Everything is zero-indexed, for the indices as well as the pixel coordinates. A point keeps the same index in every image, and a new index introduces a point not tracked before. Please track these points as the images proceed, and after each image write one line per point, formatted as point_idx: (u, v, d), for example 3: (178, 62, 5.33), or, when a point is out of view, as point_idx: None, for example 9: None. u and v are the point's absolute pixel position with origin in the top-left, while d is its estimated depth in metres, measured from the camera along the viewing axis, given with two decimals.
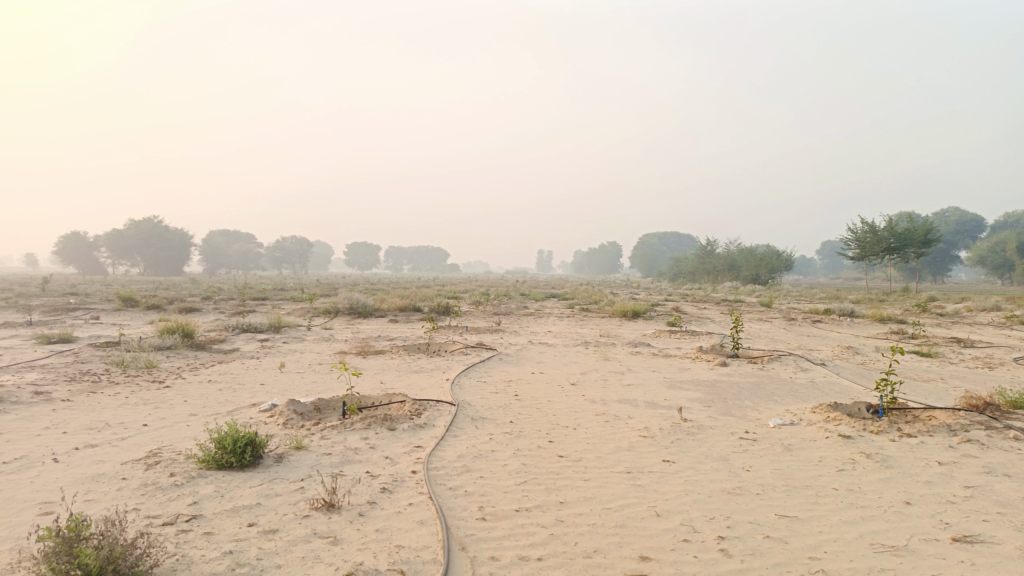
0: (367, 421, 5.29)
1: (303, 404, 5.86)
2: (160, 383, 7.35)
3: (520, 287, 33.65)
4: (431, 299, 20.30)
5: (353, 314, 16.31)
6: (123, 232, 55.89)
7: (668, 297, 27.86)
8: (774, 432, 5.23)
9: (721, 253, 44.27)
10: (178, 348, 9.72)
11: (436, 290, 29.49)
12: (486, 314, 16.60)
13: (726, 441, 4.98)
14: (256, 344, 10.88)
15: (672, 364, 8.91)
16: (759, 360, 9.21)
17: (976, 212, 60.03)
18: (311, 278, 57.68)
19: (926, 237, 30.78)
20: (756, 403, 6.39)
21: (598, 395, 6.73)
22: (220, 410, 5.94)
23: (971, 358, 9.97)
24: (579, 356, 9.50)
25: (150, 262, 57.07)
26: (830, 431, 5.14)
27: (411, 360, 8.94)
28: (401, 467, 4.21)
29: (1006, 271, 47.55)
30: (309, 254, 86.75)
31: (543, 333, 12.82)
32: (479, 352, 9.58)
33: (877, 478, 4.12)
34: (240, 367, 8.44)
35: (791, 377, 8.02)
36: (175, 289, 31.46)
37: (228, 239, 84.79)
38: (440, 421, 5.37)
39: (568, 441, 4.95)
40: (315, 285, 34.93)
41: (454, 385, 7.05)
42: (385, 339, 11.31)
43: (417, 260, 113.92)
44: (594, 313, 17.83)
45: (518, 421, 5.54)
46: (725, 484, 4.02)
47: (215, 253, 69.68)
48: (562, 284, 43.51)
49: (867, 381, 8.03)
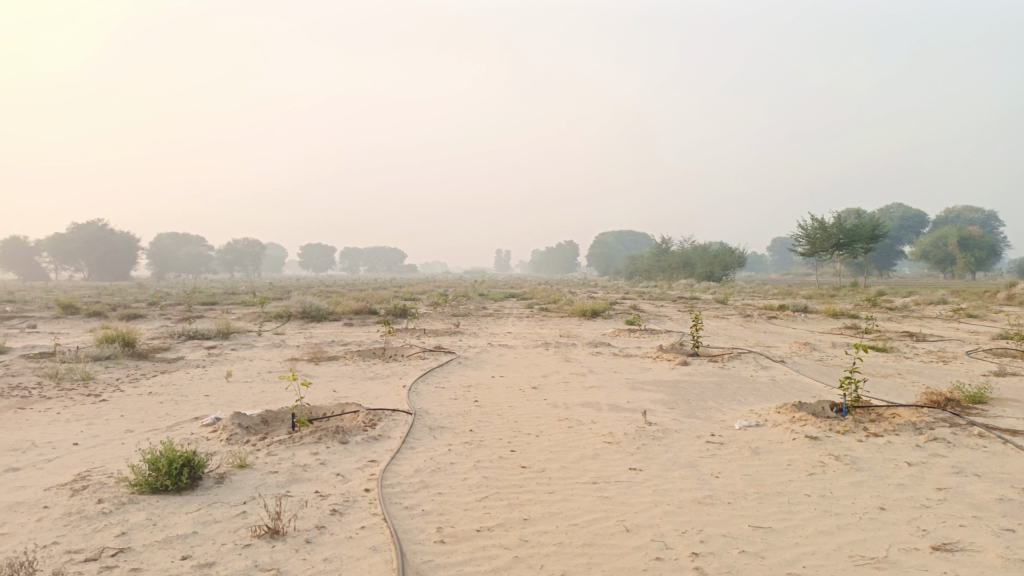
0: (317, 434, 4.99)
1: (249, 417, 5.53)
2: (95, 396, 6.90)
3: (479, 287, 33.42)
4: (387, 301, 19.90)
5: (307, 318, 15.86)
6: (65, 235, 53.85)
7: (625, 295, 27.92)
8: (740, 434, 5.10)
9: (676, 251, 44.68)
10: (119, 357, 9.22)
11: (393, 291, 29.04)
12: (444, 315, 16.32)
13: (693, 445, 4.83)
14: (202, 351, 10.40)
15: (633, 364, 8.78)
16: (720, 359, 9.14)
17: (919, 209, 61.86)
18: (265, 281, 56.54)
19: (874, 233, 31.49)
20: (720, 404, 6.28)
21: (560, 398, 6.53)
22: (159, 426, 5.55)
23: (925, 353, 10.08)
24: (539, 358, 9.31)
25: (94, 266, 55.10)
26: (797, 432, 5.03)
27: (366, 366, 8.62)
28: (354, 485, 3.94)
29: (948, 266, 49.08)
30: (262, 256, 85.07)
31: (502, 334, 12.59)
32: (437, 356, 9.31)
33: (848, 483, 3.99)
34: (184, 377, 8.02)
35: (752, 376, 7.95)
36: (120, 294, 30.26)
37: (177, 241, 82.61)
38: (395, 432, 5.11)
39: (531, 450, 4.74)
40: (268, 288, 34.19)
41: (411, 392, 6.78)
42: (339, 344, 10.94)
43: (374, 261, 112.75)
44: (553, 312, 17.69)
45: (477, 430, 5.30)
46: (695, 493, 3.85)
47: (164, 257, 67.79)
48: (519, 284, 43.43)
49: (828, 378, 8.01)
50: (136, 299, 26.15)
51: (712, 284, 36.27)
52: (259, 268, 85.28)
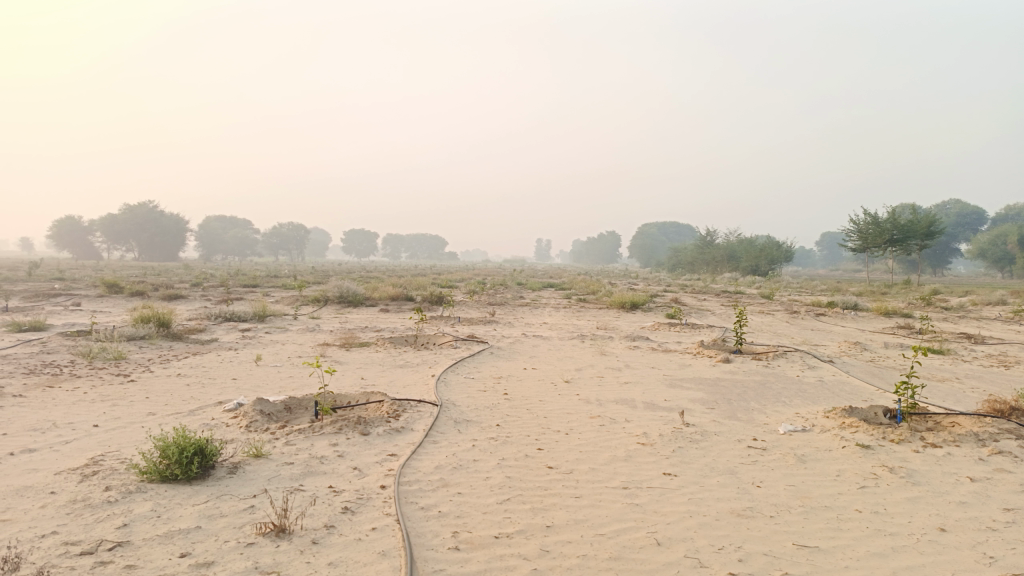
0: (338, 423, 4.82)
1: (272, 403, 5.40)
2: (125, 377, 6.87)
3: (519, 276, 33.12)
4: (424, 288, 19.78)
5: (343, 303, 15.83)
6: (117, 216, 55.18)
7: (667, 288, 27.36)
8: (784, 440, 4.77)
9: (721, 243, 43.77)
10: (153, 338, 9.24)
11: (431, 278, 28.98)
12: (480, 304, 16.14)
13: (732, 450, 4.53)
14: (236, 334, 10.39)
15: (672, 360, 8.45)
16: (764, 357, 8.75)
17: (977, 206, 59.53)
18: (307, 265, 57.32)
19: (929, 229, 30.30)
20: (763, 405, 5.93)
21: (594, 394, 6.26)
22: (182, 410, 5.46)
23: (985, 356, 9.51)
24: (574, 351, 9.03)
25: (144, 246, 56.41)
26: (847, 440, 4.67)
27: (397, 353, 8.46)
28: (369, 481, 3.74)
29: (1006, 265, 47.14)
30: (306, 240, 86.22)
31: (537, 325, 12.33)
32: (469, 346, 9.11)
33: (904, 499, 3.65)
34: (214, 360, 7.97)
35: (798, 376, 7.56)
36: (167, 275, 30.72)
37: (225, 224, 84.23)
38: (419, 425, 4.90)
39: (559, 449, 4.49)
40: (310, 272, 34.48)
41: (440, 382, 6.59)
42: (372, 330, 10.83)
43: (415, 248, 113.49)
44: (591, 303, 17.37)
45: (505, 425, 5.08)
46: (734, 504, 3.55)
47: (212, 240, 69.08)
48: (558, 275, 43.08)
49: (880, 380, 7.58)
50: (181, 280, 26.54)
51: (757, 279, 35.41)
52: (303, 252, 86.40)
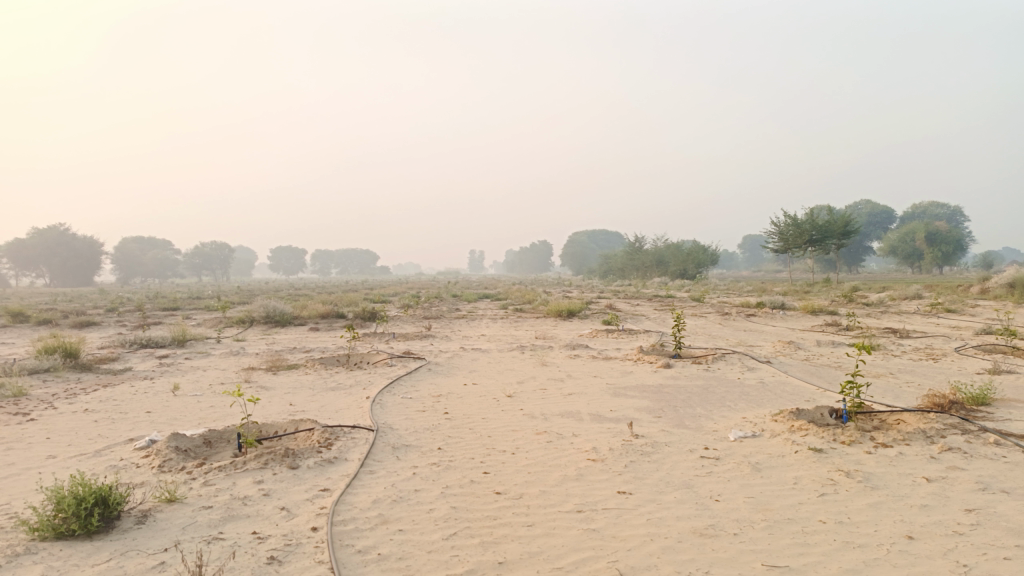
0: (264, 457, 4.41)
1: (190, 438, 4.93)
2: (23, 416, 6.22)
3: (452, 288, 32.85)
4: (355, 304, 19.19)
5: (271, 323, 15.17)
6: (25, 240, 52.02)
7: (599, 295, 27.51)
8: (736, 447, 4.62)
9: (650, 249, 44.47)
10: (59, 370, 8.51)
11: (362, 294, 28.32)
12: (415, 318, 15.74)
13: (686, 461, 4.35)
14: (153, 361, 9.70)
15: (614, 368, 8.29)
16: (704, 360, 8.69)
17: (886, 205, 62.54)
18: (232, 285, 55.41)
19: (846, 228, 31.48)
20: (710, 411, 5.81)
21: (538, 408, 6.01)
22: (87, 450, 4.92)
23: (913, 350, 9.73)
24: (514, 362, 8.78)
25: (56, 271, 53.43)
26: (799, 444, 4.56)
27: (328, 375, 8.03)
28: (299, 522, 3.36)
29: (915, 260, 49.52)
30: (231, 259, 83.51)
31: (474, 338, 12.02)
32: (405, 363, 8.74)
33: (866, 505, 3.52)
34: (128, 391, 7.34)
35: (740, 378, 7.51)
36: (80, 300, 29.21)
37: (143, 246, 80.82)
38: (353, 454, 4.53)
39: (507, 472, 4.20)
40: (235, 292, 33.30)
41: (375, 404, 6.22)
42: (301, 351, 10.31)
43: (345, 263, 111.63)
44: (527, 313, 17.17)
45: (447, 447, 4.76)
46: (695, 522, 3.35)
47: (129, 262, 66.03)
48: (492, 285, 42.86)
49: (819, 379, 7.59)
50: (95, 305, 25.14)
51: (686, 283, 35.99)
52: (228, 271, 83.65)
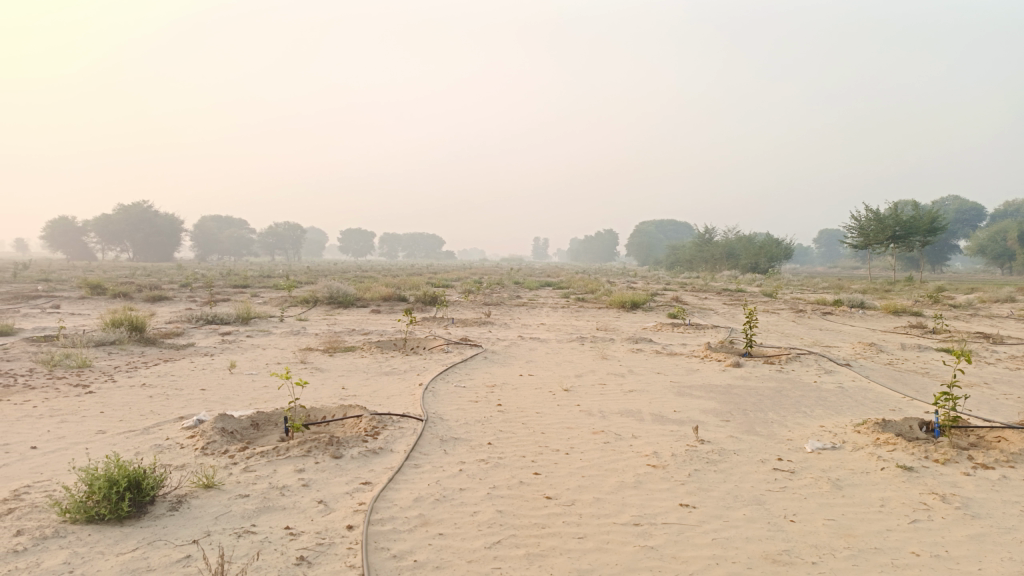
0: (308, 444, 4.24)
1: (237, 420, 4.82)
2: (82, 388, 6.27)
3: (515, 275, 32.74)
4: (417, 288, 19.16)
5: (333, 304, 15.26)
6: (111, 216, 54.28)
7: (665, 286, 26.88)
8: (814, 460, 4.21)
9: (720, 241, 43.25)
10: (124, 343, 8.65)
11: (426, 278, 28.43)
12: (475, 304, 15.57)
13: (756, 473, 3.97)
14: (215, 338, 9.79)
15: (679, 364, 7.88)
16: (776, 360, 8.18)
17: (976, 202, 59.13)
18: (302, 264, 56.66)
19: (933, 225, 29.75)
20: (783, 417, 5.37)
21: (596, 405, 5.70)
22: (137, 427, 4.87)
23: (1010, 358, 8.95)
24: (573, 355, 8.47)
25: (139, 246, 55.75)
26: (885, 460, 4.11)
27: (384, 359, 7.89)
28: (334, 519, 3.16)
29: (1005, 261, 46.68)
30: (302, 240, 85.68)
31: (534, 326, 11.75)
32: (461, 350, 8.53)
33: (966, 537, 3.08)
34: (186, 368, 7.35)
35: (815, 382, 7.00)
36: (158, 275, 30.32)
37: (220, 225, 83.70)
38: (399, 445, 4.32)
39: (560, 474, 3.91)
40: (303, 272, 34.04)
41: (427, 393, 6.02)
42: (359, 333, 10.24)
43: (412, 247, 113.27)
44: (590, 303, 16.80)
45: (497, 443, 4.50)
46: (767, 546, 2.99)
47: (207, 240, 68.38)
48: (556, 273, 42.48)
49: (904, 386, 7.02)
50: (171, 280, 26.00)
51: (757, 277, 34.82)
52: (299, 252, 85.83)
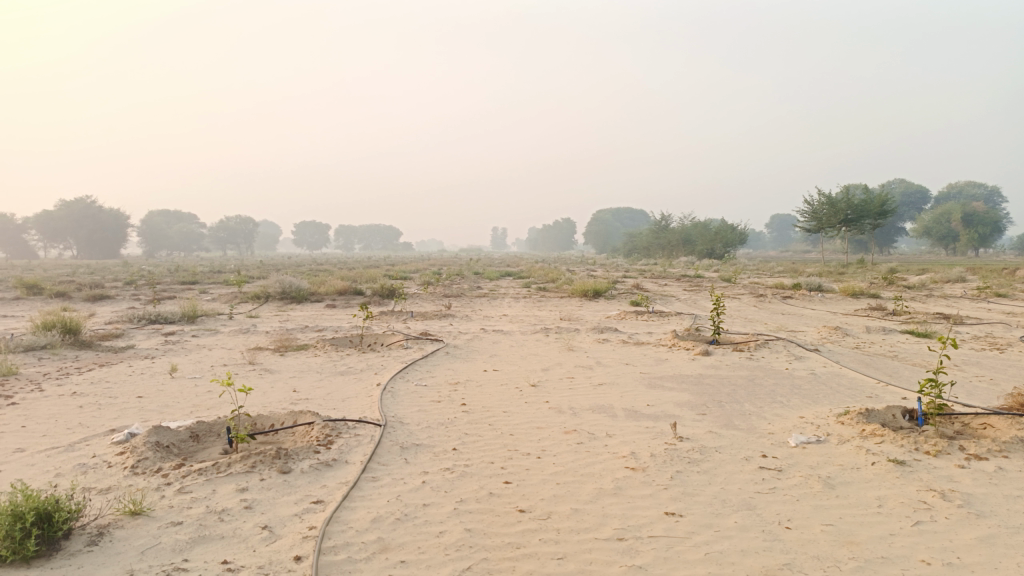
0: (252, 458, 3.83)
1: (174, 433, 4.38)
2: (4, 398, 5.70)
3: (474, 266, 32.34)
4: (374, 280, 18.63)
5: (286, 299, 14.70)
6: (53, 212, 52.27)
7: (626, 274, 26.78)
8: (800, 455, 3.96)
9: (676, 227, 43.45)
10: (56, 348, 8.03)
11: (383, 270, 27.97)
12: (435, 296, 15.17)
13: (742, 472, 3.70)
14: (158, 339, 9.21)
15: (647, 354, 7.63)
16: (745, 347, 7.98)
17: (921, 185, 60.65)
18: (254, 259, 55.30)
19: (883, 208, 30.25)
20: (762, 408, 5.13)
21: (565, 401, 5.39)
22: (62, 442, 4.38)
23: (973, 339, 8.92)
24: (538, 347, 8.16)
25: (84, 244, 53.73)
26: (876, 454, 3.88)
27: (339, 357, 7.46)
28: (280, 549, 2.77)
29: (950, 243, 47.87)
30: (255, 235, 83.76)
31: (496, 318, 11.39)
32: (421, 345, 8.14)
33: (975, 540, 2.85)
34: (124, 373, 6.81)
35: (788, 369, 6.81)
36: (102, 272, 29.19)
37: (169, 219, 81.34)
38: (355, 456, 3.93)
39: (532, 482, 3.58)
40: (256, 267, 33.19)
41: (385, 394, 5.62)
42: (313, 330, 9.77)
43: (369, 239, 111.89)
44: (552, 292, 16.54)
45: (462, 449, 4.15)
46: (766, 560, 2.70)
47: (156, 235, 66.35)
48: (515, 262, 42.21)
49: (876, 370, 6.87)
50: (116, 278, 24.93)
51: (714, 262, 35.07)
52: (252, 246, 83.94)
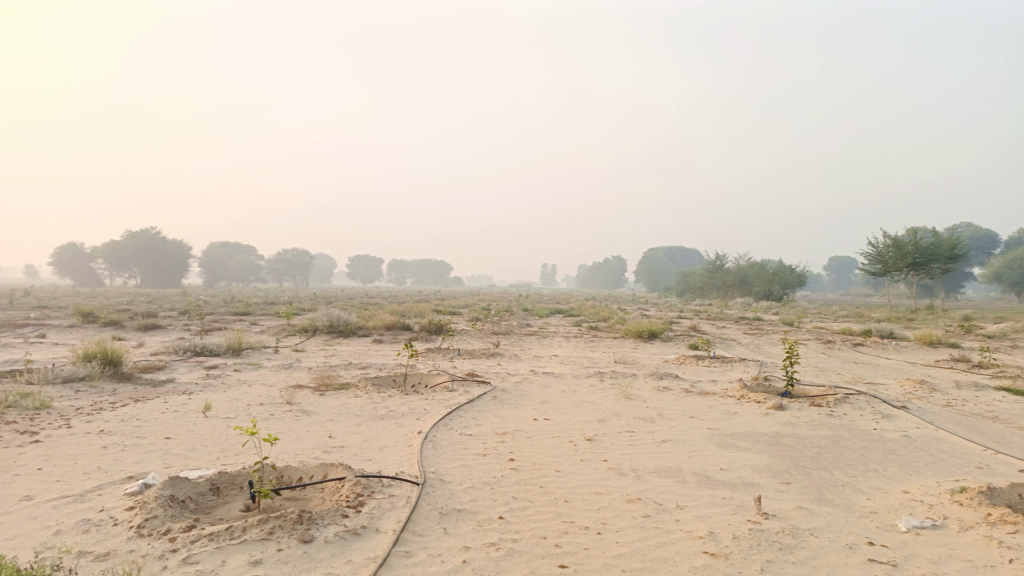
0: (272, 521, 3.36)
1: (192, 485, 3.94)
2: (29, 435, 5.38)
3: (524, 302, 31.89)
4: (422, 316, 18.31)
5: (334, 333, 14.45)
6: (120, 242, 54.04)
7: (681, 314, 25.86)
8: (916, 546, 3.29)
9: (732, 268, 42.34)
10: (95, 380, 7.79)
11: (434, 305, 27.69)
12: (484, 333, 14.73)
13: (849, 566, 3.05)
14: (199, 373, 8.92)
15: (714, 406, 6.97)
16: (823, 402, 7.21)
17: (991, 229, 58.08)
18: (306, 291, 55.99)
19: (954, 252, 28.77)
20: (855, 479, 4.46)
21: (626, 461, 4.80)
22: (73, 491, 3.98)
23: None
24: (594, 394, 7.57)
25: (147, 273, 55.27)
26: (1012, 549, 3.18)
27: (381, 399, 7.01)
28: None
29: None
30: (310, 267, 85.25)
31: (547, 359, 10.82)
32: (468, 388, 7.64)
33: None
34: (157, 410, 6.46)
35: (875, 429, 6.07)
36: (159, 302, 29.67)
37: (229, 250, 83.50)
38: (388, 523, 3.42)
39: (594, 568, 3.01)
40: (308, 299, 33.48)
41: (426, 444, 5.12)
42: (357, 367, 9.38)
43: (421, 274, 112.96)
44: (604, 332, 15.91)
45: (510, 518, 3.61)
46: None
47: (216, 266, 68.00)
48: (565, 300, 41.63)
49: (978, 434, 6.07)
50: (173, 307, 25.27)
51: (772, 305, 33.90)
52: (307, 278, 85.17)
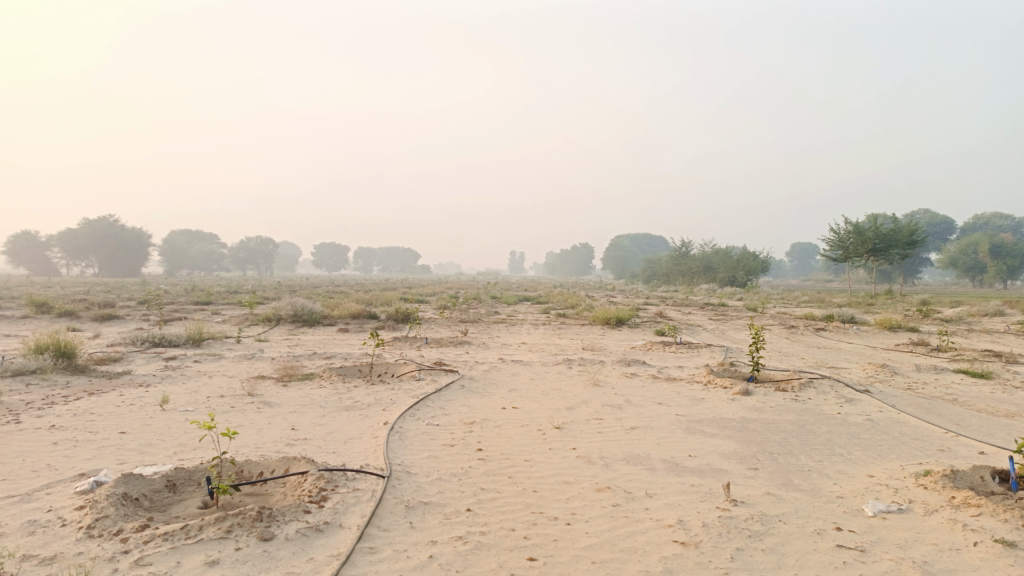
0: (230, 518, 3.24)
1: (147, 482, 3.80)
2: None
3: (491, 290, 31.76)
4: (388, 304, 18.13)
5: (298, 323, 14.21)
6: (76, 230, 52.63)
7: (648, 301, 26.03)
8: (882, 530, 3.30)
9: (697, 254, 42.72)
10: (47, 373, 7.52)
11: (401, 293, 27.45)
12: (451, 321, 14.62)
13: (817, 552, 3.05)
14: (158, 364, 8.68)
15: (682, 392, 6.98)
16: (788, 387, 7.27)
17: (946, 215, 59.46)
18: (270, 279, 55.15)
19: (912, 238, 29.37)
20: (822, 463, 4.48)
21: (595, 449, 4.77)
22: (20, 490, 3.81)
23: None
24: (562, 381, 7.54)
25: (105, 262, 53.90)
26: (977, 532, 3.20)
27: (346, 389, 6.88)
28: None
29: (978, 274, 46.52)
30: (274, 255, 83.98)
31: (515, 347, 10.76)
32: (435, 377, 7.55)
33: None
34: (113, 403, 6.26)
35: (839, 413, 6.13)
36: (117, 292, 28.84)
37: (191, 238, 81.83)
38: (352, 518, 3.33)
39: (563, 560, 2.95)
40: (272, 288, 32.97)
41: (392, 435, 5.02)
42: (322, 357, 9.21)
43: (387, 262, 112.11)
44: (571, 319, 15.92)
45: (477, 510, 3.54)
46: None
47: (177, 254, 66.58)
48: (532, 287, 41.61)
49: (939, 417, 6.17)
50: (133, 297, 24.63)
51: (737, 291, 34.28)
52: (272, 267, 83.88)
